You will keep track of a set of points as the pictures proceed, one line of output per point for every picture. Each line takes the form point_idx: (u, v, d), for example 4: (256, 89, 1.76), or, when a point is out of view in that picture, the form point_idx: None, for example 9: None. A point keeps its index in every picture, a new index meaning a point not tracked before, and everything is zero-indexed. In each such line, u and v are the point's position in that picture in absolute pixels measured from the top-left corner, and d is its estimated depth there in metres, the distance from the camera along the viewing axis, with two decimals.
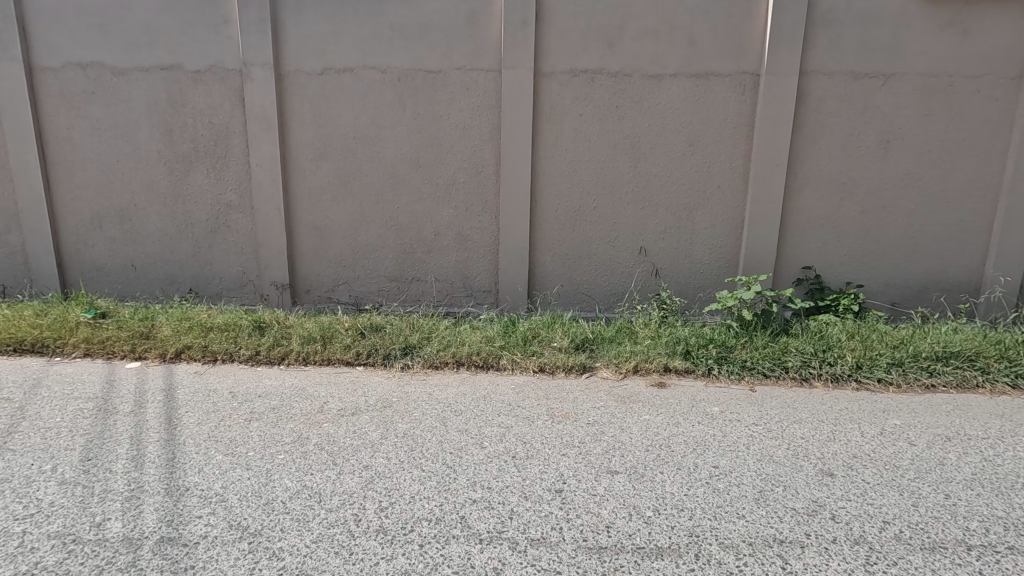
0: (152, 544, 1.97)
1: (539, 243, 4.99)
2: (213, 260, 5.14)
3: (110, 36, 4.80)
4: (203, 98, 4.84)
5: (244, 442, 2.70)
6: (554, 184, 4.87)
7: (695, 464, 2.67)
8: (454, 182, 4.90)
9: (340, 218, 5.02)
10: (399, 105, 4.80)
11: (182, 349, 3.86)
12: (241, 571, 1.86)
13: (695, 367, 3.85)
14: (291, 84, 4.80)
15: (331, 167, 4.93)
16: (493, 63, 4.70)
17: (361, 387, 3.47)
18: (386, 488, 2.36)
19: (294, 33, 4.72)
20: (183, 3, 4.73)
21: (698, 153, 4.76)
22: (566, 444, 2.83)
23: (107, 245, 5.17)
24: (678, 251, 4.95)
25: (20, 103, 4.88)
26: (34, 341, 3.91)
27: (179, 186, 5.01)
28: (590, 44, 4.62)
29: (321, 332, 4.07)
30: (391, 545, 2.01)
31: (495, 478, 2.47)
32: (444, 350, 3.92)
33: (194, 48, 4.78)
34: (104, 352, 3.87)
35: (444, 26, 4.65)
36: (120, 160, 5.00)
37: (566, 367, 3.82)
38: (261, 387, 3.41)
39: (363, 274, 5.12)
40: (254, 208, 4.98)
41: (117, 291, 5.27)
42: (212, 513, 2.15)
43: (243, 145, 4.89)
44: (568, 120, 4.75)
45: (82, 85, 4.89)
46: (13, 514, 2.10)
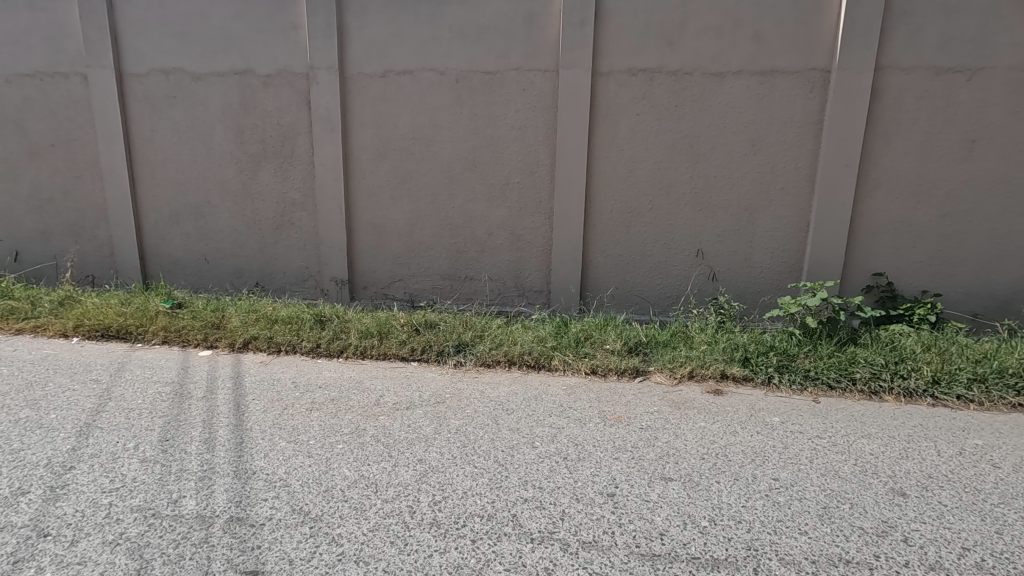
0: (223, 522, 2.08)
1: (592, 243, 4.95)
2: (278, 256, 5.38)
3: (190, 44, 5.11)
4: (272, 101, 5.09)
5: (305, 431, 2.82)
6: (609, 185, 4.82)
7: (753, 476, 2.58)
8: (509, 182, 4.93)
9: (397, 217, 5.15)
10: (457, 106, 4.87)
11: (249, 339, 4.07)
12: (303, 553, 1.94)
13: (754, 375, 3.72)
14: (353, 86, 4.97)
15: (389, 167, 5.06)
16: (550, 63, 4.70)
17: (415, 382, 3.55)
18: (440, 482, 2.40)
19: (358, 37, 4.87)
20: (256, 10, 4.98)
21: (761, 153, 4.60)
22: (618, 447, 2.80)
23: (183, 240, 5.51)
24: (737, 254, 4.79)
25: (111, 107, 5.27)
26: (120, 328, 4.23)
27: (249, 184, 5.28)
28: (650, 42, 4.54)
29: (378, 327, 4.19)
30: (444, 539, 2.04)
31: (546, 479, 2.47)
32: (496, 349, 3.96)
33: (266, 53, 5.02)
34: (180, 340, 4.13)
35: (503, 27, 4.69)
36: (196, 160, 5.31)
37: (619, 369, 3.79)
38: (320, 378, 3.55)
39: (418, 272, 5.23)
40: (317, 206, 5.18)
41: (191, 284, 5.60)
42: (276, 496, 2.25)
43: (308, 146, 5.10)
44: (625, 120, 4.69)
45: (164, 90, 5.23)
46: (101, 487, 2.28)
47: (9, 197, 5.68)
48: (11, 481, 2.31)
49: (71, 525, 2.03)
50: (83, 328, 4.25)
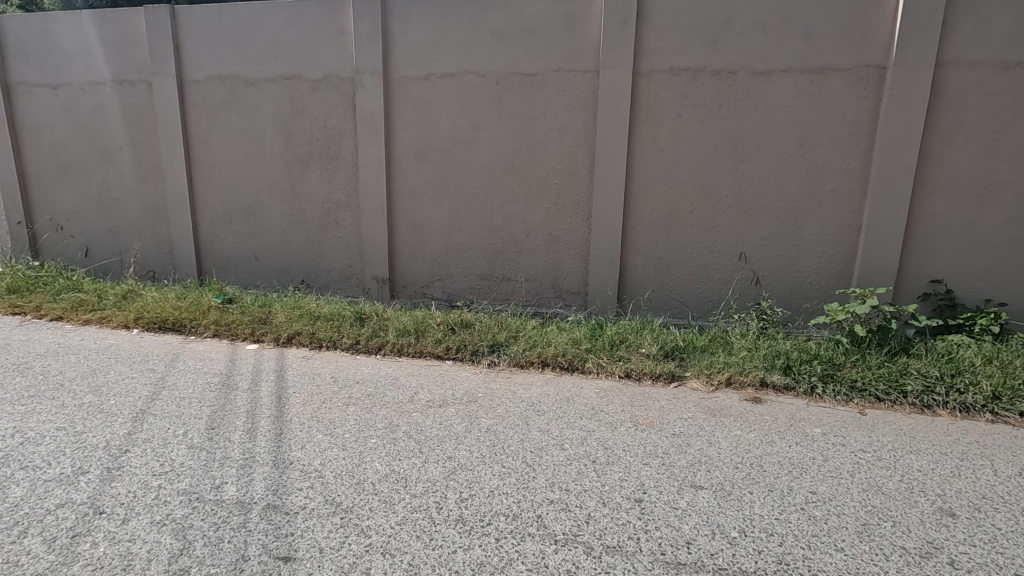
0: (261, 508, 2.18)
1: (631, 246, 4.89)
2: (323, 255, 5.57)
3: (245, 51, 5.36)
4: (320, 105, 5.27)
5: (342, 424, 2.92)
6: (649, 186, 4.75)
7: (789, 488, 2.49)
8: (547, 183, 4.93)
9: (437, 217, 5.24)
10: (497, 108, 4.91)
11: (293, 335, 4.23)
12: (333, 542, 2.01)
13: (796, 384, 3.60)
14: (397, 89, 5.08)
15: (430, 168, 5.15)
16: (591, 64, 4.67)
17: (449, 381, 3.61)
18: (467, 480, 2.44)
19: (402, 42, 4.99)
20: (306, 17, 5.17)
21: (810, 153, 4.43)
22: (648, 453, 2.76)
23: (235, 238, 5.77)
24: (783, 259, 4.63)
25: (172, 111, 5.58)
26: (175, 321, 4.48)
27: (297, 185, 5.48)
28: (693, 41, 4.46)
29: (415, 326, 4.28)
30: (469, 536, 2.07)
31: (574, 481, 2.46)
32: (530, 350, 3.98)
33: (314, 59, 5.20)
34: (229, 333, 4.34)
35: (543, 29, 4.70)
36: (248, 162, 5.56)
37: (654, 374, 3.74)
38: (358, 374, 3.66)
39: (456, 272, 5.31)
40: (360, 206, 5.33)
41: (242, 280, 5.87)
42: (311, 486, 2.34)
43: (352, 148, 5.26)
44: (667, 120, 4.61)
45: (220, 95, 5.50)
46: (152, 470, 2.42)
47: (81, 197, 6.10)
48: (72, 461, 2.49)
49: (123, 505, 2.17)
50: (142, 320, 4.52)
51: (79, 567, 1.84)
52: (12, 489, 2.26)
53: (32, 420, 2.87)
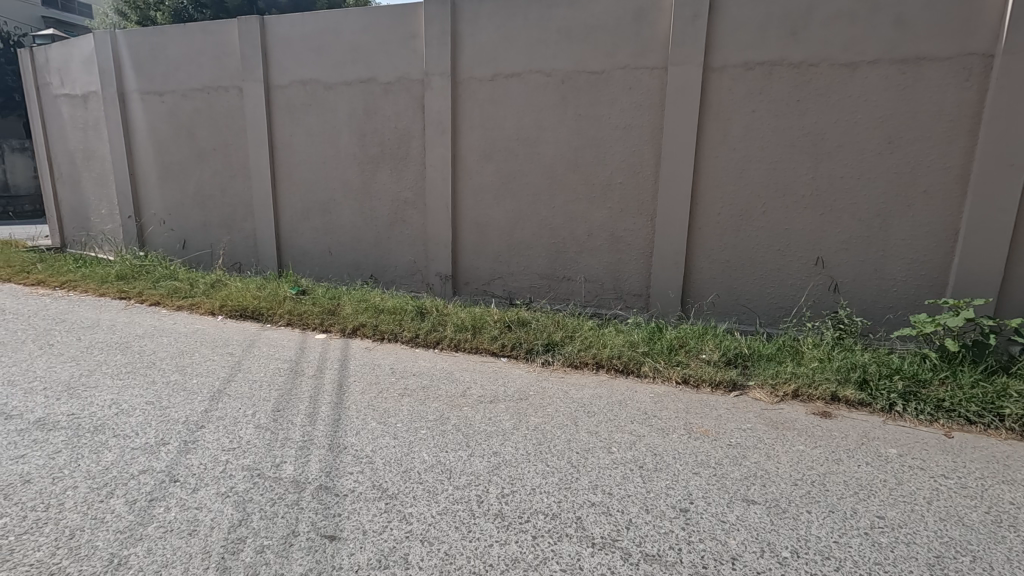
0: (314, 488, 2.31)
1: (696, 248, 4.71)
2: (391, 251, 5.78)
3: (325, 57, 5.67)
4: (391, 106, 5.47)
5: (395, 414, 3.03)
6: (718, 185, 4.57)
7: (853, 511, 2.32)
8: (611, 182, 4.86)
9: (499, 216, 5.30)
10: (562, 107, 4.89)
11: (358, 326, 4.44)
12: (376, 526, 2.09)
13: (872, 401, 3.33)
14: (464, 90, 5.19)
15: (494, 167, 5.22)
16: (659, 60, 4.55)
17: (502, 377, 3.65)
18: (510, 476, 2.46)
19: (470, 43, 5.08)
20: (381, 22, 5.39)
21: (899, 151, 4.09)
22: (700, 462, 2.66)
23: (312, 234, 6.12)
24: (865, 264, 4.30)
25: (259, 114, 6.00)
26: (254, 309, 4.82)
27: (368, 183, 5.73)
28: (770, 33, 4.24)
29: (473, 322, 4.36)
30: (507, 531, 2.09)
31: (618, 486, 2.42)
32: (585, 350, 3.95)
33: (387, 62, 5.42)
34: (300, 323, 4.62)
35: (611, 25, 4.64)
36: (325, 161, 5.88)
37: (713, 382, 3.59)
38: (415, 367, 3.78)
39: (517, 270, 5.35)
40: (426, 205, 5.49)
41: (316, 273, 6.21)
42: (361, 471, 2.45)
43: (421, 148, 5.43)
44: (739, 117, 4.41)
45: (302, 98, 5.84)
46: (222, 445, 2.63)
47: (180, 194, 6.70)
48: (156, 432, 2.74)
49: (194, 475, 2.38)
50: (226, 308, 4.90)
51: (153, 528, 2.03)
52: (105, 453, 2.53)
53: (127, 394, 3.19)
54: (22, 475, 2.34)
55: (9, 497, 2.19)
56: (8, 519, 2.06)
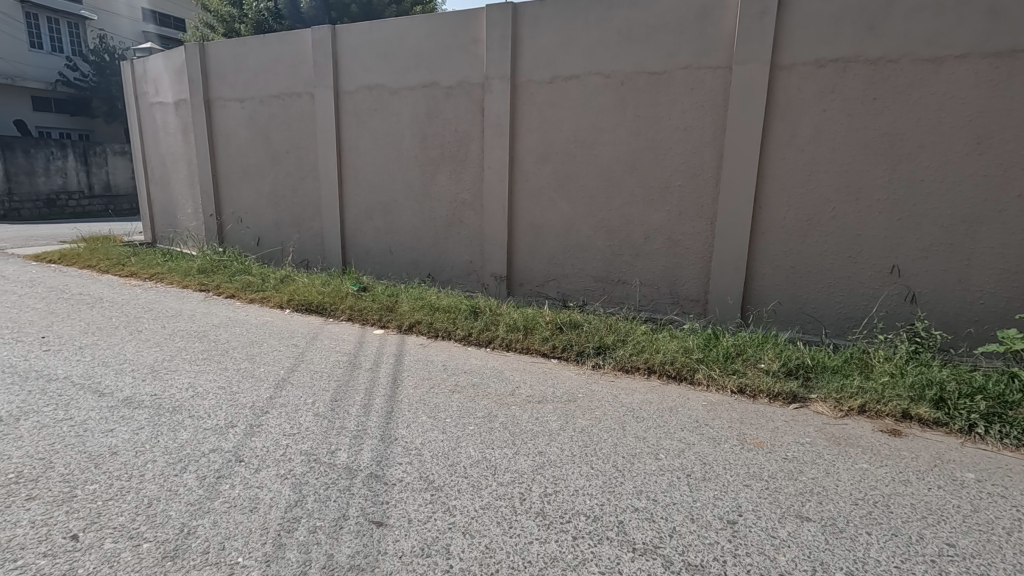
0: (365, 475, 2.42)
1: (759, 253, 4.54)
2: (448, 251, 5.92)
3: (390, 63, 5.89)
4: (452, 110, 5.61)
5: (444, 409, 3.11)
6: (784, 188, 4.38)
7: (920, 536, 2.17)
8: (669, 185, 4.76)
9: (555, 218, 5.31)
10: (621, 108, 4.84)
11: (414, 323, 4.58)
12: (421, 515, 2.16)
13: (949, 421, 3.09)
14: (523, 93, 5.24)
15: (551, 169, 5.24)
16: (723, 59, 4.42)
17: (552, 378, 3.66)
18: (554, 477, 2.47)
19: (531, 46, 5.13)
20: (444, 28, 5.54)
21: (990, 152, 3.77)
22: (752, 475, 2.57)
23: (374, 233, 6.36)
24: (948, 274, 3.99)
25: (329, 119, 6.30)
26: (318, 304, 5.08)
27: (429, 185, 5.89)
28: (844, 28, 4.02)
29: (525, 323, 4.40)
30: (547, 530, 2.11)
31: (663, 493, 2.38)
32: (637, 355, 3.90)
33: (449, 66, 5.56)
34: (360, 318, 4.82)
35: (673, 25, 4.55)
36: (388, 163, 6.09)
37: (771, 393, 3.45)
38: (467, 364, 3.86)
39: (571, 273, 5.34)
40: (483, 206, 5.59)
41: (377, 270, 6.44)
42: (409, 462, 2.54)
43: (479, 150, 5.53)
44: (808, 117, 4.21)
45: (368, 103, 6.09)
46: (283, 430, 2.79)
47: (256, 194, 7.13)
48: (226, 414, 2.96)
49: (257, 456, 2.54)
50: (293, 302, 5.18)
51: (219, 502, 2.19)
52: (180, 431, 2.76)
53: (202, 378, 3.45)
54: (110, 447, 2.59)
55: (99, 467, 2.43)
56: (98, 485, 2.29)
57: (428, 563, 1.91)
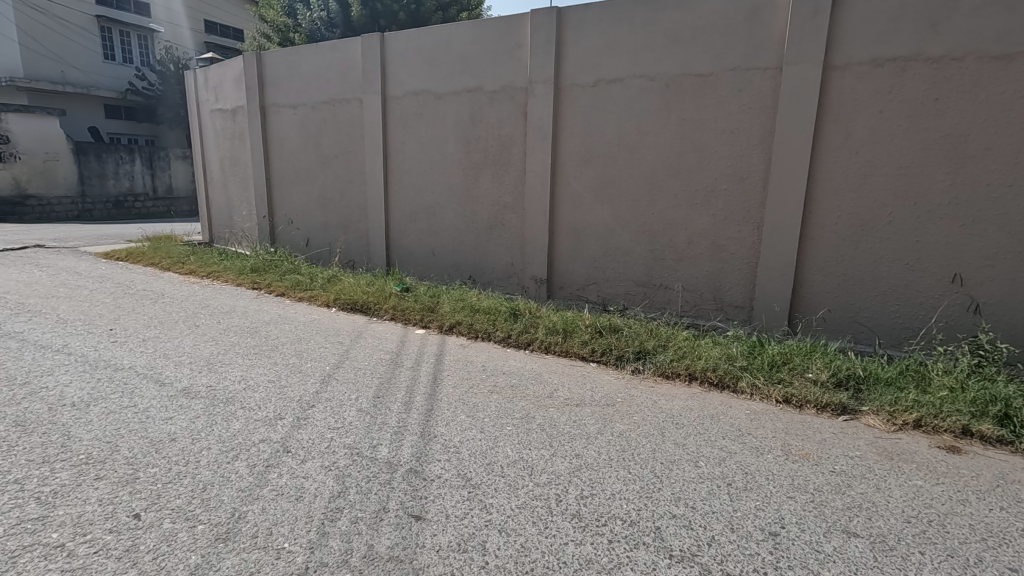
0: (405, 470, 2.48)
1: (809, 258, 4.39)
2: (489, 253, 5.98)
3: (437, 68, 6.01)
4: (496, 114, 5.67)
5: (483, 409, 3.15)
6: (836, 192, 4.22)
7: (979, 558, 2.05)
8: (714, 188, 4.67)
9: (597, 222, 5.29)
10: (665, 111, 4.79)
11: (454, 324, 4.66)
12: (459, 511, 2.20)
13: (1015, 439, 2.92)
14: (566, 97, 5.25)
15: (594, 173, 5.22)
16: (773, 60, 4.31)
17: (590, 382, 3.65)
18: (590, 480, 2.47)
19: (575, 50, 5.14)
20: (489, 33, 5.61)
21: None
22: (796, 487, 2.49)
23: (418, 235, 6.49)
24: (1015, 283, 3.76)
25: (376, 124, 6.48)
26: (363, 303, 5.23)
27: (471, 188, 5.97)
28: (904, 26, 3.86)
29: (564, 326, 4.40)
30: (583, 532, 2.11)
31: (702, 501, 2.34)
32: (678, 361, 3.84)
33: (493, 71, 5.63)
34: (403, 318, 4.94)
35: (721, 26, 4.47)
36: (432, 166, 6.21)
37: (819, 404, 3.33)
38: (506, 366, 3.89)
39: (612, 277, 5.30)
40: (525, 209, 5.62)
41: (420, 271, 6.57)
42: (448, 459, 2.59)
43: (522, 154, 5.57)
44: (863, 119, 4.06)
45: (414, 108, 6.23)
46: (328, 424, 2.90)
47: (306, 196, 7.39)
48: (275, 407, 3.08)
49: (304, 447, 2.65)
50: (339, 301, 5.36)
51: (268, 490, 2.29)
52: (233, 422, 2.89)
53: (254, 372, 3.61)
54: (169, 434, 2.75)
55: (159, 452, 2.58)
56: (158, 469, 2.43)
57: (464, 558, 1.94)
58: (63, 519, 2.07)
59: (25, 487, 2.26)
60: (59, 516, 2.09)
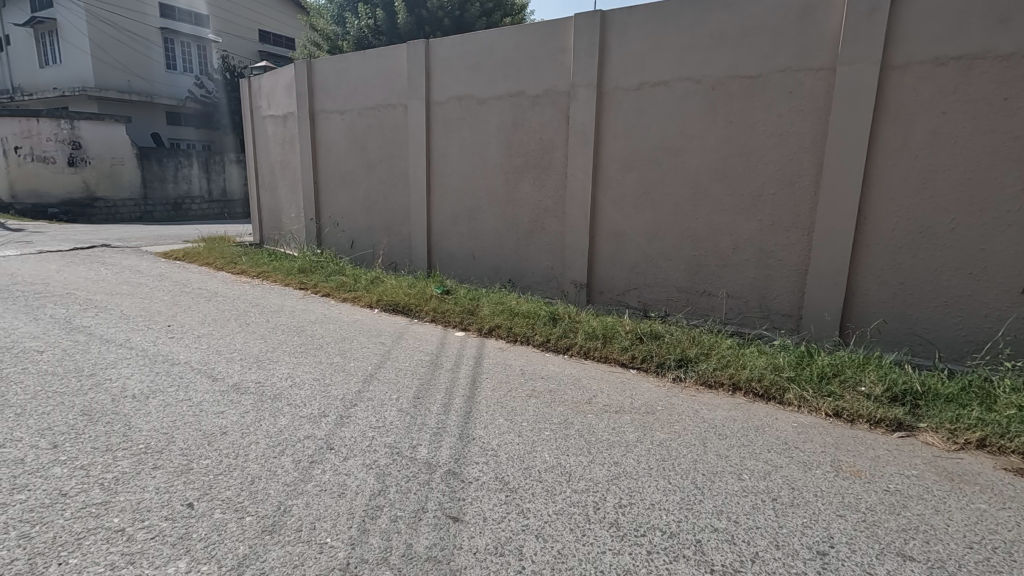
0: (444, 471, 2.51)
1: (863, 266, 4.21)
2: (529, 257, 5.99)
3: (480, 73, 6.07)
4: (538, 118, 5.69)
5: (521, 413, 3.15)
6: (893, 198, 4.03)
7: None
8: (762, 193, 4.54)
9: (638, 226, 5.22)
10: (711, 114, 4.69)
11: (493, 327, 4.69)
12: (497, 514, 2.21)
13: None
14: (609, 100, 5.21)
15: (636, 177, 5.16)
16: (826, 60, 4.16)
17: (630, 389, 3.60)
18: (629, 488, 2.44)
19: (618, 53, 5.10)
20: (532, 38, 5.63)
21: None
22: (846, 505, 2.39)
23: (458, 238, 6.56)
24: None
25: (420, 129, 6.60)
26: (404, 305, 5.33)
27: (512, 192, 6.00)
28: (969, 23, 3.67)
29: (604, 331, 4.37)
30: (621, 541, 2.08)
31: (745, 515, 2.27)
32: (721, 370, 3.75)
33: (536, 75, 5.64)
34: (443, 320, 5.00)
35: (771, 26, 4.35)
36: (474, 170, 6.28)
37: (872, 419, 3.19)
38: (545, 370, 3.89)
39: (654, 282, 5.22)
40: (565, 213, 5.61)
41: (460, 274, 6.64)
42: (486, 462, 2.61)
43: (563, 158, 5.56)
44: (924, 121, 3.87)
45: (457, 113, 6.31)
46: (369, 423, 2.96)
47: (351, 200, 7.59)
48: (320, 405, 3.17)
49: (346, 445, 2.71)
50: (381, 302, 5.47)
51: (312, 485, 2.36)
52: (280, 417, 3.00)
53: (300, 369, 3.73)
54: (221, 427, 2.87)
55: (211, 444, 2.70)
56: (211, 461, 2.54)
57: (501, 562, 1.95)
58: (123, 504, 2.19)
59: (91, 473, 2.41)
60: (121, 501, 2.21)
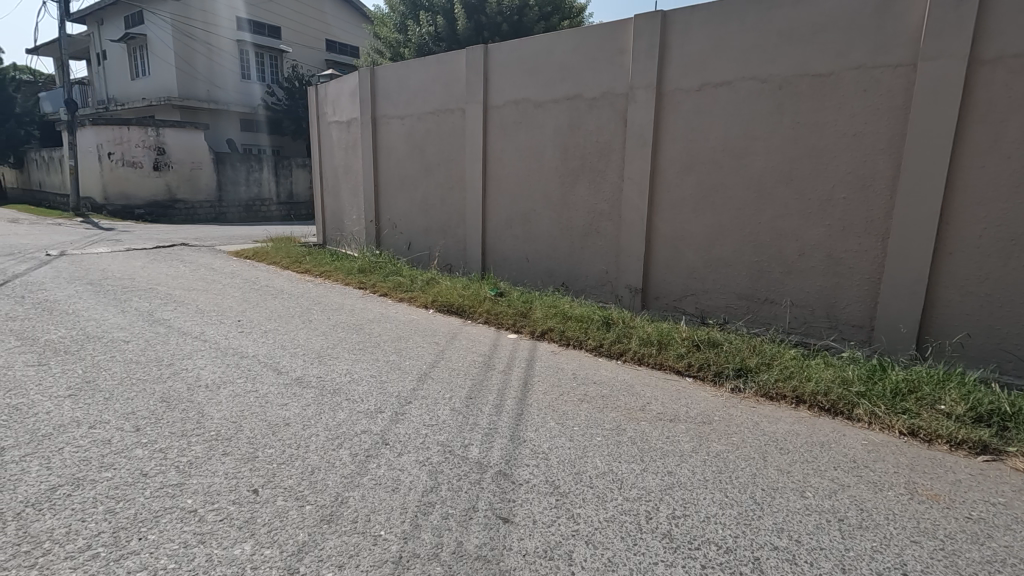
0: (494, 472, 2.52)
1: (944, 275, 3.92)
2: (583, 261, 5.95)
3: (537, 77, 6.09)
4: (595, 121, 5.64)
5: (572, 418, 3.13)
6: (980, 202, 3.74)
7: None
8: (831, 197, 4.31)
9: (697, 231, 5.08)
10: (777, 115, 4.51)
11: (546, 330, 4.68)
12: (547, 517, 2.21)
13: None
14: (669, 102, 5.10)
15: (695, 180, 5.02)
16: (906, 56, 3.91)
17: (685, 398, 3.50)
18: (683, 499, 2.37)
19: (679, 53, 4.99)
20: (591, 41, 5.60)
21: None
22: (922, 531, 2.23)
23: (513, 241, 6.60)
24: None
25: (477, 132, 6.69)
26: (458, 306, 5.41)
27: (567, 195, 5.97)
28: None
29: (659, 337, 4.27)
30: (674, 553, 2.03)
31: (808, 534, 2.16)
32: (784, 381, 3.59)
33: (594, 78, 5.60)
34: (496, 322, 5.05)
35: (845, 22, 4.14)
36: (529, 173, 6.30)
37: (952, 439, 2.96)
38: (597, 375, 3.85)
39: (712, 288, 5.07)
40: (621, 216, 5.53)
41: (514, 277, 6.68)
42: (536, 464, 2.61)
43: (620, 161, 5.49)
44: (1017, 119, 3.57)
45: (514, 116, 6.35)
46: (424, 421, 3.02)
47: (409, 202, 7.79)
48: (376, 401, 3.27)
49: (400, 441, 2.78)
50: (436, 302, 5.58)
51: (367, 479, 2.43)
52: (339, 412, 3.11)
53: (358, 366, 3.86)
54: (285, 419, 3.01)
55: (276, 434, 2.83)
56: (275, 450, 2.67)
57: (550, 566, 1.94)
58: (196, 487, 2.33)
59: (168, 455, 2.58)
60: (194, 483, 2.36)
